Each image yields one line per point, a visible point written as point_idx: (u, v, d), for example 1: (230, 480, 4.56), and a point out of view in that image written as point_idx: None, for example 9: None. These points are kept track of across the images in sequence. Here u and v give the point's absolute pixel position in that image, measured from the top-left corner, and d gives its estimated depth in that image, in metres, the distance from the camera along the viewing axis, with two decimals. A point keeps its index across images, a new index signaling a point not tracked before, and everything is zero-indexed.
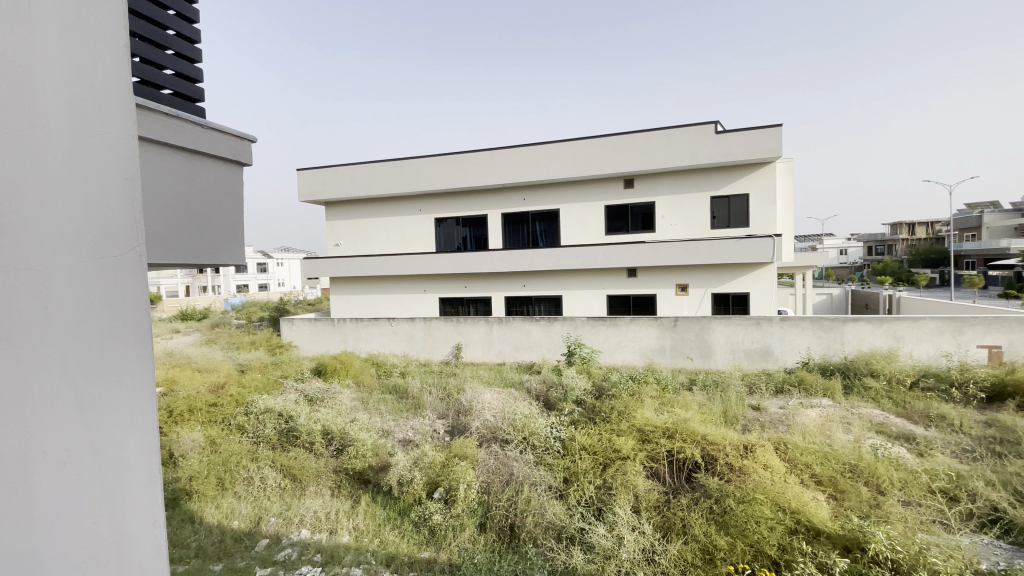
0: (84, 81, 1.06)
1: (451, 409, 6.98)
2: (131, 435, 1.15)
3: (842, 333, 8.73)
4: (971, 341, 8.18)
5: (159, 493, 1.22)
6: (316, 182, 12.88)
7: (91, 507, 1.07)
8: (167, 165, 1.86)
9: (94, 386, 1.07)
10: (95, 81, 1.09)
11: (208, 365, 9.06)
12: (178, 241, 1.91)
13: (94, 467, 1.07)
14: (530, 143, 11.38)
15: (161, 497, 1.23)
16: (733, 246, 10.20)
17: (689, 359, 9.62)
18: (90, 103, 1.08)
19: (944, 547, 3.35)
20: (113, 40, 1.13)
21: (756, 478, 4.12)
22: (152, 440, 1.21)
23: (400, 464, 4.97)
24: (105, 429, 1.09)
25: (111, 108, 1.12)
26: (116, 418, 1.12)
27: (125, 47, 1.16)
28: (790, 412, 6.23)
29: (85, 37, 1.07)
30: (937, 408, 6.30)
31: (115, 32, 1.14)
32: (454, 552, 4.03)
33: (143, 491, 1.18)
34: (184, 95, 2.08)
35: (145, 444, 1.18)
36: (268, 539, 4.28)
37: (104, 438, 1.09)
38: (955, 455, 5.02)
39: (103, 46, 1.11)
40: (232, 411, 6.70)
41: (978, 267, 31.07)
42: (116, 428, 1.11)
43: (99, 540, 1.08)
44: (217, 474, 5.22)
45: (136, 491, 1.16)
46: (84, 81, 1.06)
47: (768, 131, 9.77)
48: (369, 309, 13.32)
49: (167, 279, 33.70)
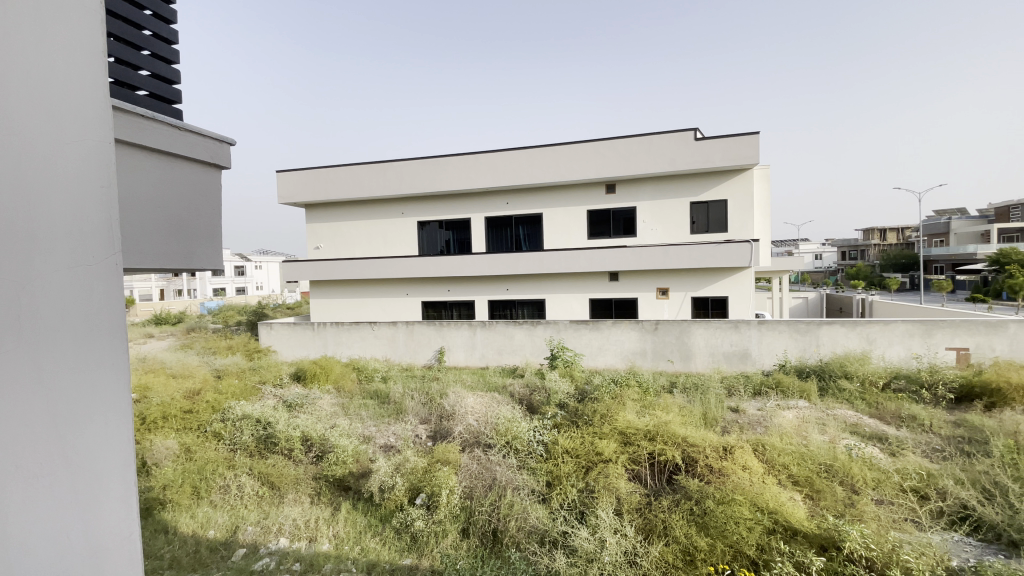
0: (61, 88, 1.04)
1: (434, 413, 6.94)
2: (106, 446, 1.12)
3: (818, 336, 8.93)
4: (940, 343, 8.45)
5: (135, 507, 1.19)
6: (296, 184, 12.69)
7: (65, 522, 1.03)
8: (143, 168, 1.82)
9: (69, 396, 1.04)
10: (73, 88, 1.06)
11: (183, 371, 8.84)
12: (155, 246, 1.86)
13: (68, 479, 1.03)
14: (513, 147, 11.41)
15: (138, 510, 1.20)
16: (712, 251, 10.38)
17: (670, 362, 9.73)
18: (68, 110, 1.05)
19: (916, 544, 3.44)
20: (90, 46, 1.11)
21: (735, 479, 4.19)
22: (128, 452, 1.18)
23: (382, 470, 4.91)
24: (80, 442, 1.06)
25: (88, 114, 1.09)
26: (92, 430, 1.08)
27: (102, 55, 1.14)
28: (767, 413, 6.35)
29: (63, 43, 1.05)
30: (908, 409, 6.49)
31: (92, 39, 1.12)
32: (436, 558, 3.99)
33: (118, 504, 1.15)
34: (160, 96, 2.03)
35: (121, 455, 1.15)
36: (245, 548, 4.18)
37: (79, 450, 1.06)
38: (926, 454, 5.17)
39: (80, 52, 1.08)
40: (207, 418, 6.54)
41: (946, 272, 32.14)
42: (91, 440, 1.08)
43: (74, 555, 1.05)
44: (191, 482, 5.08)
45: (112, 503, 1.13)
46: (62, 88, 1.04)
47: (745, 138, 9.99)
48: (351, 313, 13.17)
49: (141, 283, 32.78)
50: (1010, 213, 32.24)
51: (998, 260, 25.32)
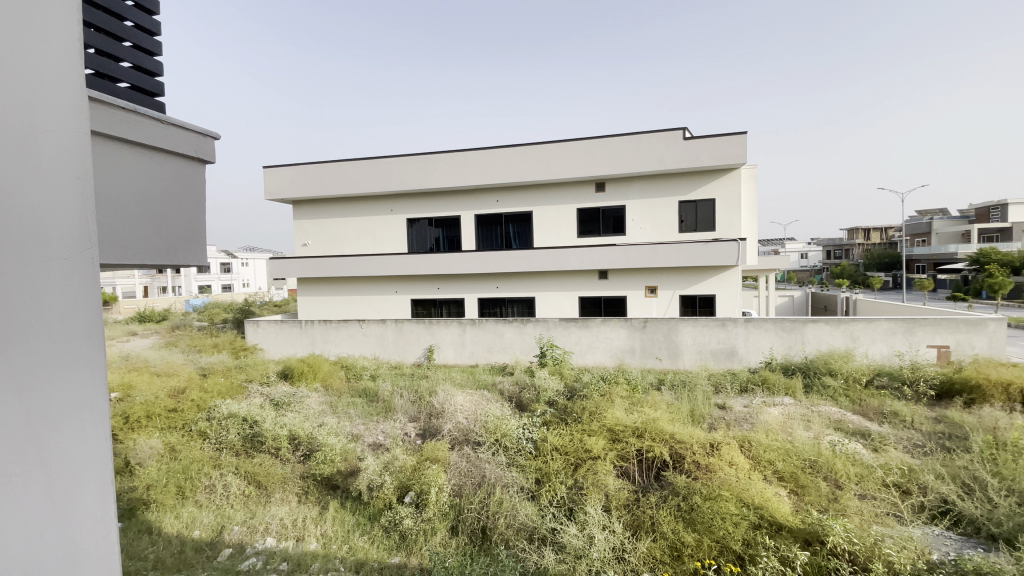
0: (35, 75, 1.01)
1: (423, 411, 6.91)
2: (82, 444, 1.10)
3: (803, 334, 9.06)
4: (921, 341, 8.62)
5: (112, 505, 1.17)
6: (283, 180, 12.54)
7: (37, 522, 1.01)
8: (123, 161, 1.78)
9: (43, 392, 1.01)
10: (47, 72, 1.03)
11: (167, 369, 8.70)
12: (134, 240, 1.82)
13: (42, 478, 1.01)
14: (503, 145, 11.39)
15: (115, 510, 1.17)
16: (700, 250, 10.47)
17: (658, 360, 9.80)
18: (40, 98, 1.02)
19: (898, 538, 3.50)
20: (64, 32, 1.08)
21: (722, 475, 4.23)
22: (105, 449, 1.16)
23: (370, 469, 4.88)
24: (55, 439, 1.04)
25: (62, 102, 1.07)
26: (66, 427, 1.06)
27: (78, 41, 1.10)
28: (753, 410, 6.42)
29: (34, 29, 1.01)
30: (891, 405, 6.60)
31: (66, 25, 1.08)
32: (425, 556, 3.98)
33: (95, 502, 1.13)
34: (142, 89, 2.00)
35: (96, 453, 1.13)
36: (231, 548, 4.13)
37: (54, 448, 1.03)
38: (907, 450, 5.28)
39: (58, 39, 1.06)
40: (192, 416, 6.44)
41: (928, 271, 32.74)
42: (66, 437, 1.06)
43: (48, 555, 1.03)
44: (176, 482, 5.01)
45: (89, 502, 1.11)
46: (35, 75, 1.01)
47: (733, 138, 10.08)
48: (339, 311, 13.06)
49: (124, 280, 32.18)
50: (989, 213, 32.98)
51: (978, 259, 25.90)
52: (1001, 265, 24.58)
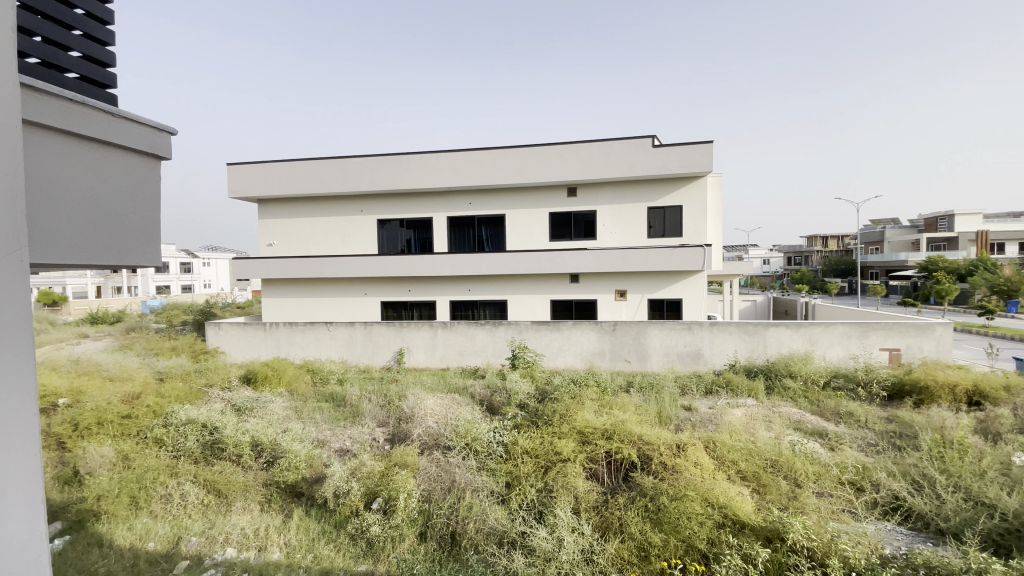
0: None
1: (392, 416, 6.81)
2: (9, 442, 1.14)
3: (764, 337, 9.37)
4: (874, 344, 9.04)
5: (39, 501, 1.21)
6: (248, 177, 12.17)
7: None
8: (71, 154, 1.70)
9: None
10: None
11: (121, 373, 8.29)
12: (81, 240, 1.73)
13: None
14: (476, 148, 11.36)
15: (42, 507, 1.22)
16: (668, 255, 10.71)
17: (627, 362, 9.95)
18: None
19: (853, 534, 3.65)
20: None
21: (687, 475, 4.31)
22: (32, 449, 1.20)
23: (337, 475, 4.75)
24: None
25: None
26: None
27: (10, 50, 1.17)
28: (718, 411, 6.58)
29: None
30: (846, 406, 6.89)
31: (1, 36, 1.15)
32: (392, 563, 3.92)
33: (22, 499, 1.17)
34: (94, 81, 1.90)
35: (25, 451, 1.18)
36: (189, 560, 3.96)
37: None
38: (861, 448, 5.52)
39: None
40: (148, 423, 6.15)
41: (881, 278, 34.34)
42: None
43: None
44: (129, 492, 4.77)
45: (17, 499, 1.15)
46: None
47: (700, 147, 10.36)
48: (305, 313, 12.73)
49: (75, 280, 30.56)
50: (937, 223, 34.92)
51: (926, 267, 27.41)
52: (947, 273, 26.06)
